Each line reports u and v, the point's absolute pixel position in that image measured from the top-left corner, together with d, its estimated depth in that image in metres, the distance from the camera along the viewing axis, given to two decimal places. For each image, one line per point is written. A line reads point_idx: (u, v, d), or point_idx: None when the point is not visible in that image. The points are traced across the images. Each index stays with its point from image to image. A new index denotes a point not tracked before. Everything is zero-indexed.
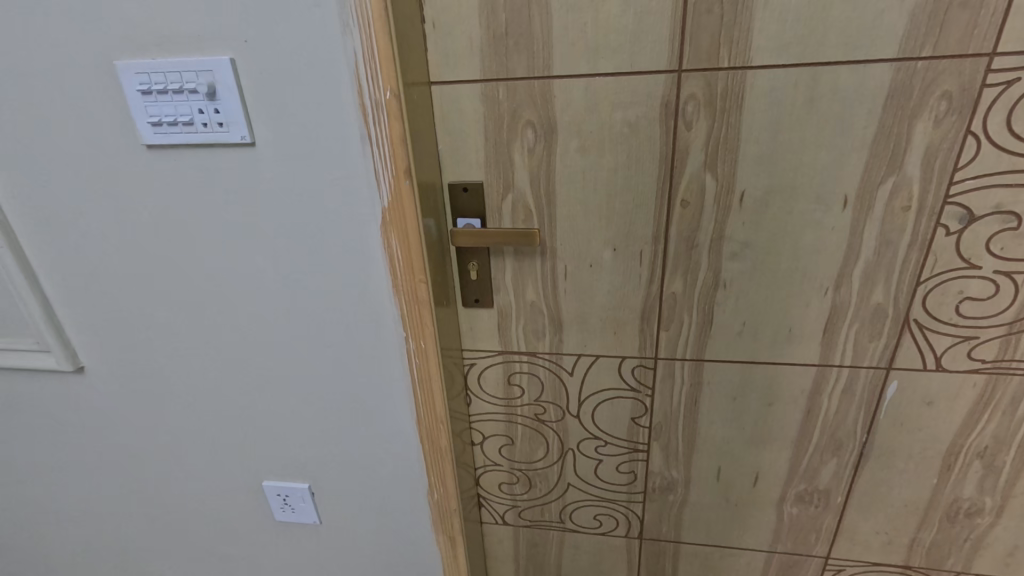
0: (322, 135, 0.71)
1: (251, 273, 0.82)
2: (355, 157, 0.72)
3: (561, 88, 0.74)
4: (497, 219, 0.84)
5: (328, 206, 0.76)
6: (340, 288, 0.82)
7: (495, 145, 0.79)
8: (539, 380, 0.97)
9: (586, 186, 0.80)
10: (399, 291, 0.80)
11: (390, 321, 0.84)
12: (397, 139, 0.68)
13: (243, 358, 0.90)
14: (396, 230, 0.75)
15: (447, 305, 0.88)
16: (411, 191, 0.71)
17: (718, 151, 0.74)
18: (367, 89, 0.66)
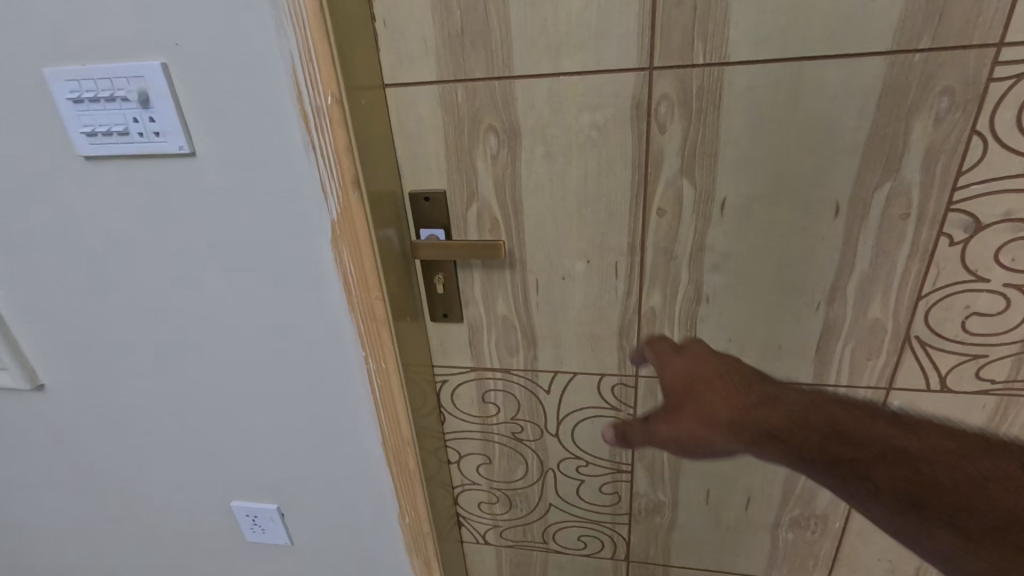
0: (264, 145, 0.66)
1: (202, 289, 0.78)
2: (301, 167, 0.67)
3: (523, 90, 0.68)
4: (462, 230, 0.79)
5: (276, 219, 0.71)
6: (295, 304, 0.78)
7: (456, 152, 0.73)
8: (514, 398, 0.92)
9: (555, 195, 0.74)
10: (354, 308, 0.75)
11: (349, 339, 0.79)
12: (342, 147, 0.64)
13: (202, 376, 0.87)
14: (347, 243, 0.70)
15: (413, 322, 0.83)
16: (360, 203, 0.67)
17: (694, 156, 0.68)
18: (307, 95, 0.62)
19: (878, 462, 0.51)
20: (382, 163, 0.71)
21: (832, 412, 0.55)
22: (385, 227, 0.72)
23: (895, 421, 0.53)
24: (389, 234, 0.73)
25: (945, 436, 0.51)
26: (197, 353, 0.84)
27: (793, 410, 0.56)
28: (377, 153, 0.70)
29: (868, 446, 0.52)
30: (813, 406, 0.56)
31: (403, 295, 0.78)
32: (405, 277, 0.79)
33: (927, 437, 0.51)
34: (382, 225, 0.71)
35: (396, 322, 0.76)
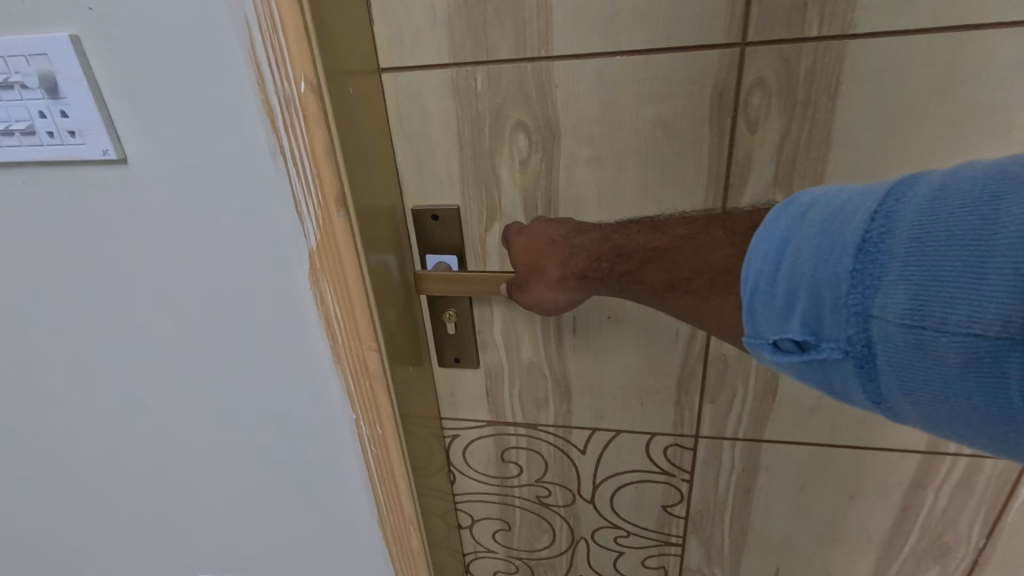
0: (217, 150, 0.49)
1: (145, 332, 0.61)
2: (267, 180, 0.49)
3: (565, 74, 0.51)
4: (481, 256, 0.62)
5: (239, 247, 0.54)
6: (268, 354, 0.60)
7: (474, 157, 0.56)
8: (541, 457, 0.75)
9: (602, 213, 0.57)
10: (341, 360, 0.58)
11: (335, 396, 0.62)
12: (320, 153, 0.46)
13: (157, 437, 0.69)
14: (331, 279, 0.53)
15: (417, 371, 0.66)
16: (347, 226, 0.49)
17: (795, 163, 0.51)
18: (272, 82, 0.44)
19: (646, 265, 0.46)
20: (377, 173, 0.54)
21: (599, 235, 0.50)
22: (382, 257, 0.55)
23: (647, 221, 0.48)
24: (386, 265, 0.56)
25: (687, 219, 0.46)
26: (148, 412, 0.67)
27: (592, 243, 0.50)
28: (371, 160, 0.52)
29: (633, 255, 0.47)
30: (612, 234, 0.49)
31: (405, 340, 0.61)
32: (407, 318, 0.62)
33: (671, 228, 0.45)
34: (378, 256, 0.54)
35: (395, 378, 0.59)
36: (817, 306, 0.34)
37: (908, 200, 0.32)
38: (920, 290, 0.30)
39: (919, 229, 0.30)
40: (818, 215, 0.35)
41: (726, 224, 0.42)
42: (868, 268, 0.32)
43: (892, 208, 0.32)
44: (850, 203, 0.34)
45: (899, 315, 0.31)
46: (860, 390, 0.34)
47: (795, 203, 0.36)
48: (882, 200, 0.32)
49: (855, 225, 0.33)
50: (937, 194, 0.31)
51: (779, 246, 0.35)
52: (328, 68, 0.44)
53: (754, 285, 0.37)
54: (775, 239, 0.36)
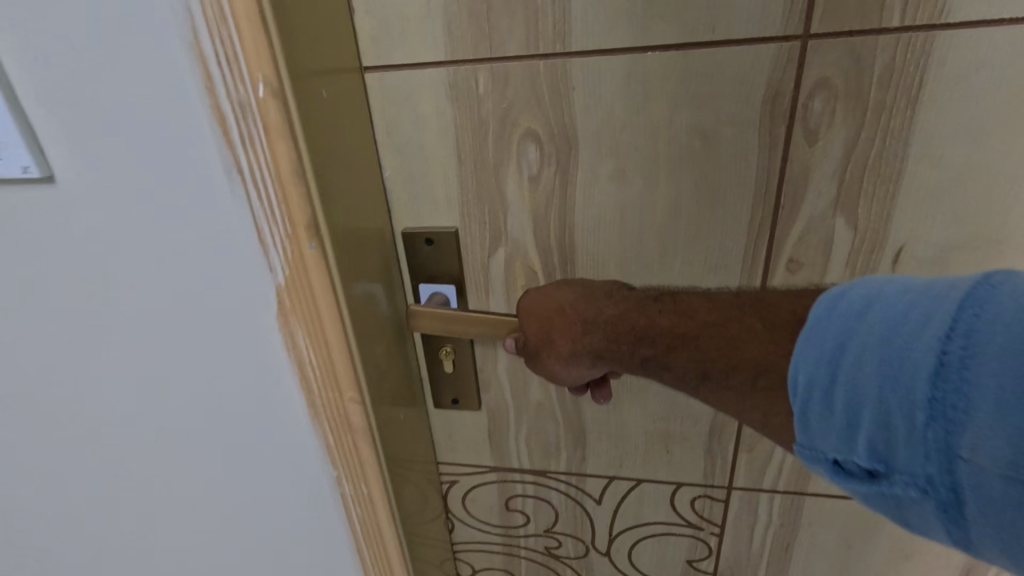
0: (162, 166, 0.40)
1: (78, 384, 0.51)
2: (222, 202, 0.40)
3: (585, 74, 0.43)
4: (482, 286, 0.53)
5: (193, 283, 0.44)
6: (231, 410, 0.50)
7: (476, 172, 0.48)
8: (550, 506, 0.67)
9: (626, 237, 0.48)
10: (318, 415, 0.48)
11: (308, 461, 0.52)
12: (286, 172, 0.37)
13: (98, 508, 0.58)
14: (303, 321, 0.43)
15: (410, 417, 0.57)
16: (320, 259, 0.40)
17: (862, 181, 0.42)
18: (224, 85, 0.35)
19: (671, 354, 0.38)
20: (360, 192, 0.45)
21: (607, 309, 0.42)
22: (365, 293, 0.46)
23: (657, 293, 0.41)
24: (371, 301, 0.47)
25: (711, 298, 0.39)
26: (89, 479, 0.56)
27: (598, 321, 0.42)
28: (352, 176, 0.44)
29: (655, 340, 0.39)
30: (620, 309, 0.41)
31: (395, 386, 0.52)
32: (397, 358, 0.53)
33: (696, 312, 0.38)
34: (360, 291, 0.45)
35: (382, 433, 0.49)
36: (887, 436, 0.27)
37: (1000, 315, 0.24)
38: (1018, 436, 0.23)
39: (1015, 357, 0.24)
40: (881, 321, 0.28)
41: (760, 314, 0.35)
42: (947, 399, 0.25)
43: (975, 324, 0.25)
44: (920, 307, 0.27)
45: (996, 465, 0.24)
46: (944, 534, 0.27)
47: (851, 301, 0.29)
48: (961, 311, 0.25)
49: (929, 342, 0.26)
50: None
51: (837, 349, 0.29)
52: (293, 65, 0.35)
53: (808, 396, 0.30)
54: (827, 345, 0.29)
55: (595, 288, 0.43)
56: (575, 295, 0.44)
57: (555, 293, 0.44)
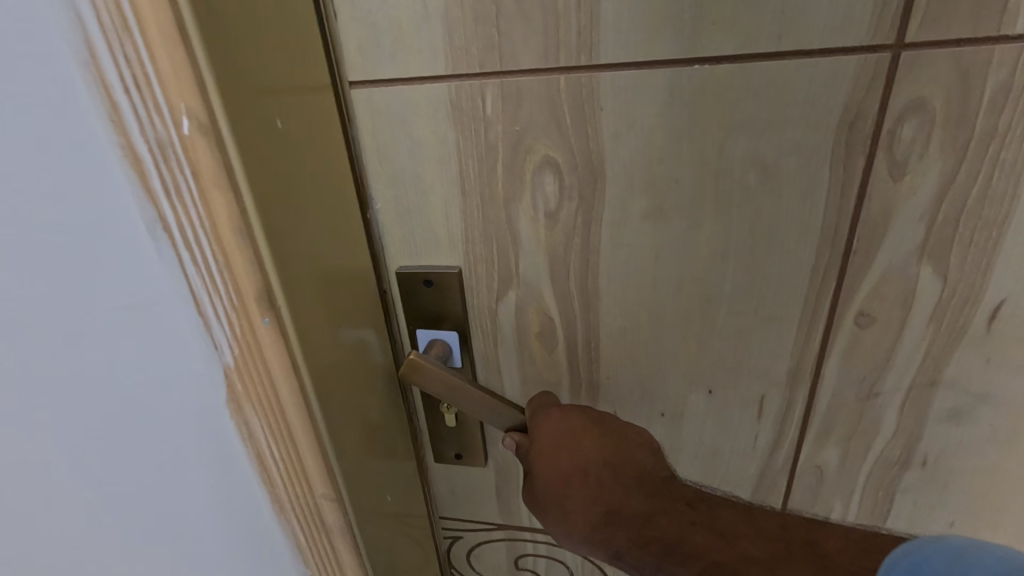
0: (71, 219, 0.31)
1: None
2: (150, 265, 0.32)
3: (616, 92, 0.35)
4: (490, 332, 0.46)
5: (123, 355, 0.36)
6: (184, 493, 0.42)
7: (482, 205, 0.40)
8: (564, 566, 0.60)
9: (661, 283, 0.40)
10: (284, 507, 0.41)
11: (278, 549, 0.44)
12: (226, 237, 0.30)
13: None
14: (257, 405, 0.36)
15: (398, 494, 0.49)
16: (276, 336, 0.33)
17: (956, 224, 0.34)
18: (142, 127, 0.27)
19: None
20: (335, 241, 0.37)
21: (632, 501, 0.37)
22: (341, 365, 0.38)
23: (693, 497, 0.37)
24: (352, 365, 0.40)
25: (756, 523, 0.35)
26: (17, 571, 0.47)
27: (624, 517, 0.37)
28: (323, 226, 0.36)
29: (686, 558, 0.35)
30: (649, 512, 0.37)
31: (379, 459, 0.45)
32: (383, 425, 0.45)
33: (739, 537, 0.34)
34: (333, 364, 0.37)
35: (361, 520, 0.42)
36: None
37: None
38: None
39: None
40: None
41: (816, 564, 0.32)
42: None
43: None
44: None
45: None
46: None
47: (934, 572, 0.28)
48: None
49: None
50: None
51: None
52: (230, 97, 0.28)
53: None
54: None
55: (631, 461, 0.39)
56: (602, 458, 0.39)
57: (583, 446, 0.39)
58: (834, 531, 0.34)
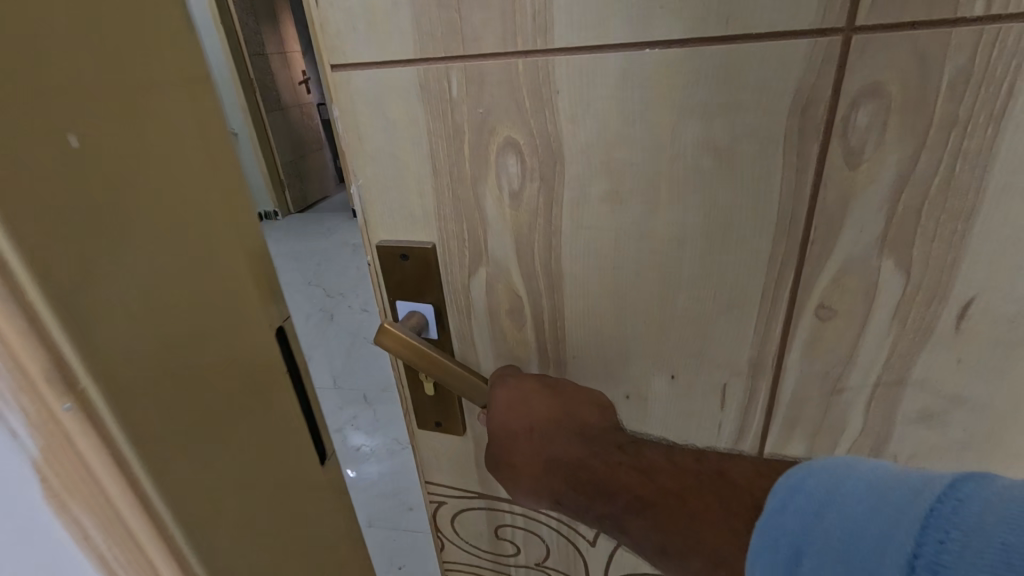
0: None
1: None
2: None
3: (571, 76, 0.36)
4: (464, 307, 0.48)
5: None
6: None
7: (451, 184, 0.42)
8: (541, 540, 0.62)
9: (621, 266, 0.41)
10: None
11: None
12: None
13: None
14: (85, 505, 0.28)
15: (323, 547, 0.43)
16: (83, 421, 0.25)
17: (917, 216, 0.33)
18: None
19: (630, 516, 0.37)
20: (190, 247, 0.30)
21: (574, 449, 0.40)
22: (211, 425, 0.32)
23: (626, 440, 0.39)
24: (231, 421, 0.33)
25: (675, 458, 0.37)
26: None
27: (563, 463, 0.40)
28: (165, 267, 0.29)
29: (614, 497, 0.37)
30: (586, 457, 0.39)
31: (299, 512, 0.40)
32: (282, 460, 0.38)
33: (659, 473, 0.36)
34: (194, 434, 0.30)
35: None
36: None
37: (982, 540, 0.22)
38: None
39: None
40: (841, 528, 0.26)
41: (724, 496, 0.34)
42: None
43: (942, 556, 0.22)
44: (878, 518, 0.25)
45: None
46: None
47: (810, 496, 0.28)
48: (925, 533, 0.23)
49: (893, 566, 0.23)
50: (1013, 549, 0.21)
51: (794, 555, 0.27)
52: None
53: None
54: (789, 544, 0.28)
55: (576, 415, 0.41)
56: (552, 413, 0.41)
57: (534, 403, 0.42)
58: (745, 465, 0.35)
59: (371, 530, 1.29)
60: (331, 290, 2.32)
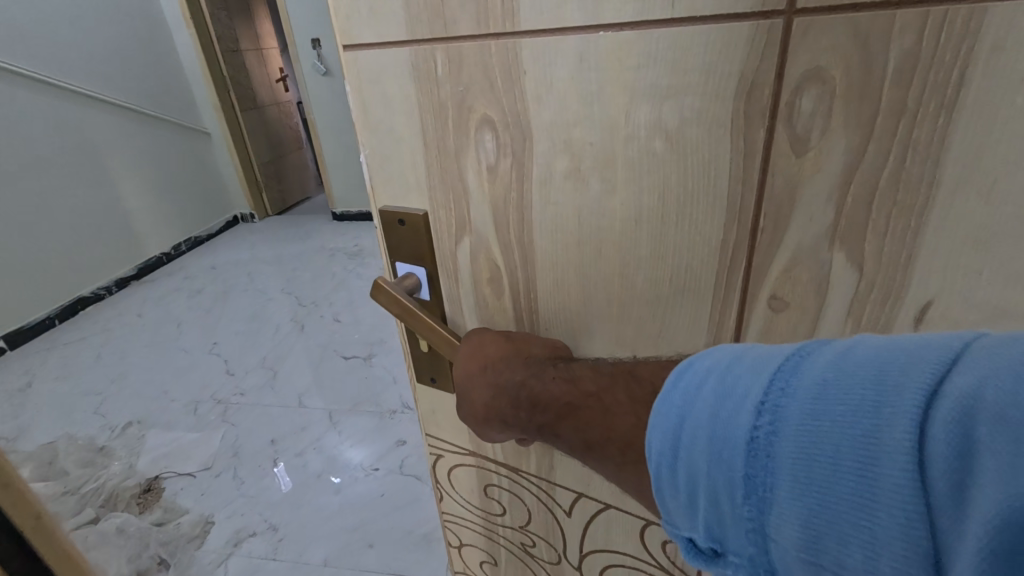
0: None
1: None
2: None
3: (536, 60, 0.38)
4: (452, 273, 0.52)
5: None
6: None
7: (438, 157, 0.46)
8: (523, 504, 0.66)
9: (584, 243, 0.43)
10: None
11: None
12: None
13: None
14: None
15: None
16: None
17: (868, 210, 0.32)
18: None
19: (562, 422, 0.40)
20: None
21: (517, 371, 0.44)
22: None
23: (561, 360, 0.44)
24: None
25: (596, 367, 0.41)
26: None
27: (509, 387, 0.44)
28: None
29: (547, 406, 0.41)
30: (527, 378, 0.43)
31: None
32: None
33: (580, 378, 0.40)
34: None
35: None
36: (716, 516, 0.28)
37: (824, 376, 0.25)
38: (821, 441, 0.24)
39: (811, 425, 0.25)
40: (714, 391, 0.29)
41: (631, 387, 0.37)
42: (757, 469, 0.26)
43: (783, 399, 0.26)
44: (743, 380, 0.28)
45: (814, 464, 0.24)
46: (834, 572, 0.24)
47: (696, 373, 0.31)
48: (773, 383, 0.27)
49: (751, 412, 0.27)
50: (831, 384, 0.25)
51: (678, 423, 0.30)
52: None
53: (680, 464, 0.30)
54: (673, 415, 0.30)
55: (525, 349, 0.46)
56: (504, 350, 0.46)
57: (488, 346, 0.47)
58: (653, 363, 0.38)
59: (330, 568, 1.27)
60: (307, 300, 2.35)
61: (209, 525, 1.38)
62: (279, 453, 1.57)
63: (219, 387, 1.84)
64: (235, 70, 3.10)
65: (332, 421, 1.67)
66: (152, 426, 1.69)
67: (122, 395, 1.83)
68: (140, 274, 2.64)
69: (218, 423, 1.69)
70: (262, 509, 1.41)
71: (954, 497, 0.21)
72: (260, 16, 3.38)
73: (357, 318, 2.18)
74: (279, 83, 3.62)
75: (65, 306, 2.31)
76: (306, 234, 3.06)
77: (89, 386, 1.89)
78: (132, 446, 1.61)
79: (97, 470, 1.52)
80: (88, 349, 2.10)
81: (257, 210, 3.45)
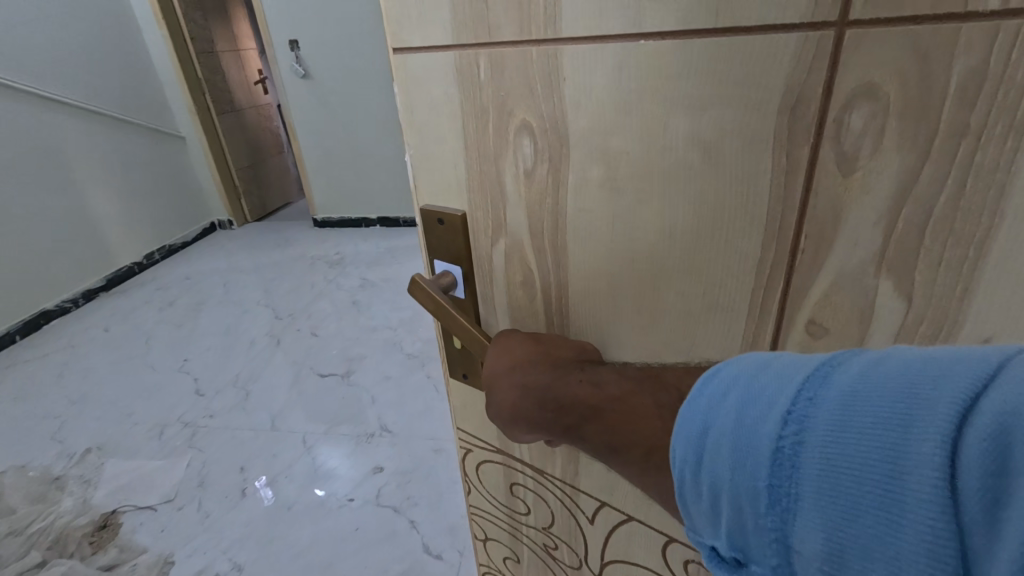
0: None
1: None
2: None
3: (576, 67, 0.37)
4: (487, 274, 0.53)
5: None
6: None
7: (478, 161, 0.46)
8: (547, 506, 0.66)
9: (615, 252, 0.42)
10: None
11: None
12: None
13: None
14: None
15: None
16: None
17: (920, 237, 0.30)
18: None
19: (588, 425, 0.40)
20: None
21: (544, 373, 0.44)
22: None
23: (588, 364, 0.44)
24: None
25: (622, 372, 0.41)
26: None
27: (534, 389, 0.44)
28: None
29: (573, 408, 0.41)
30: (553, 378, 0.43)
31: None
32: None
33: (605, 382, 0.40)
34: None
35: None
36: (740, 525, 0.27)
37: (854, 387, 0.24)
38: (851, 454, 0.23)
39: (838, 437, 0.23)
40: (738, 400, 0.28)
41: (659, 392, 0.36)
42: (782, 478, 0.25)
43: (810, 409, 0.25)
44: (769, 389, 0.27)
45: (844, 477, 0.23)
46: None
47: (720, 380, 0.29)
48: (801, 392, 0.25)
49: (775, 421, 0.25)
50: (860, 396, 0.23)
51: (700, 430, 0.29)
52: None
53: (703, 471, 0.28)
54: (696, 421, 0.29)
55: (553, 352, 0.46)
56: (533, 351, 0.47)
57: (517, 348, 0.47)
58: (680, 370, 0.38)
59: None
60: (285, 313, 2.42)
61: (168, 566, 1.37)
62: (247, 485, 1.58)
63: (187, 411, 1.88)
64: (211, 71, 3.27)
65: (307, 445, 1.69)
66: (113, 453, 1.71)
67: (82, 419, 1.87)
68: (108, 286, 2.75)
69: (186, 447, 1.72)
70: (224, 548, 1.41)
71: (989, 516, 0.19)
72: (240, 18, 3.55)
73: (336, 334, 2.23)
74: (259, 84, 3.80)
75: (32, 321, 2.39)
76: (318, 241, 3.16)
77: (54, 410, 1.93)
78: (91, 474, 1.64)
79: (48, 506, 1.53)
80: (53, 369, 2.15)
81: (246, 215, 3.60)
